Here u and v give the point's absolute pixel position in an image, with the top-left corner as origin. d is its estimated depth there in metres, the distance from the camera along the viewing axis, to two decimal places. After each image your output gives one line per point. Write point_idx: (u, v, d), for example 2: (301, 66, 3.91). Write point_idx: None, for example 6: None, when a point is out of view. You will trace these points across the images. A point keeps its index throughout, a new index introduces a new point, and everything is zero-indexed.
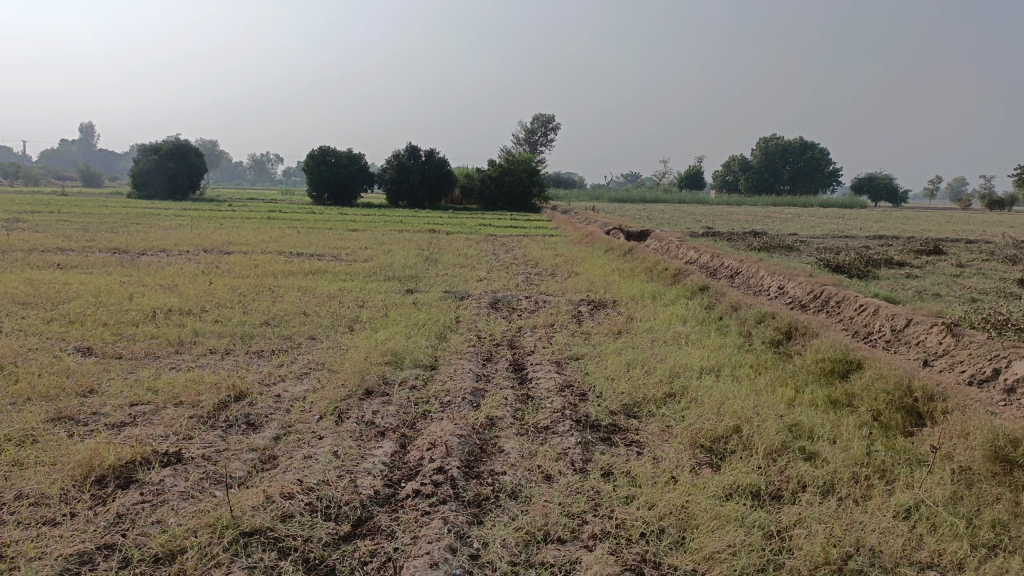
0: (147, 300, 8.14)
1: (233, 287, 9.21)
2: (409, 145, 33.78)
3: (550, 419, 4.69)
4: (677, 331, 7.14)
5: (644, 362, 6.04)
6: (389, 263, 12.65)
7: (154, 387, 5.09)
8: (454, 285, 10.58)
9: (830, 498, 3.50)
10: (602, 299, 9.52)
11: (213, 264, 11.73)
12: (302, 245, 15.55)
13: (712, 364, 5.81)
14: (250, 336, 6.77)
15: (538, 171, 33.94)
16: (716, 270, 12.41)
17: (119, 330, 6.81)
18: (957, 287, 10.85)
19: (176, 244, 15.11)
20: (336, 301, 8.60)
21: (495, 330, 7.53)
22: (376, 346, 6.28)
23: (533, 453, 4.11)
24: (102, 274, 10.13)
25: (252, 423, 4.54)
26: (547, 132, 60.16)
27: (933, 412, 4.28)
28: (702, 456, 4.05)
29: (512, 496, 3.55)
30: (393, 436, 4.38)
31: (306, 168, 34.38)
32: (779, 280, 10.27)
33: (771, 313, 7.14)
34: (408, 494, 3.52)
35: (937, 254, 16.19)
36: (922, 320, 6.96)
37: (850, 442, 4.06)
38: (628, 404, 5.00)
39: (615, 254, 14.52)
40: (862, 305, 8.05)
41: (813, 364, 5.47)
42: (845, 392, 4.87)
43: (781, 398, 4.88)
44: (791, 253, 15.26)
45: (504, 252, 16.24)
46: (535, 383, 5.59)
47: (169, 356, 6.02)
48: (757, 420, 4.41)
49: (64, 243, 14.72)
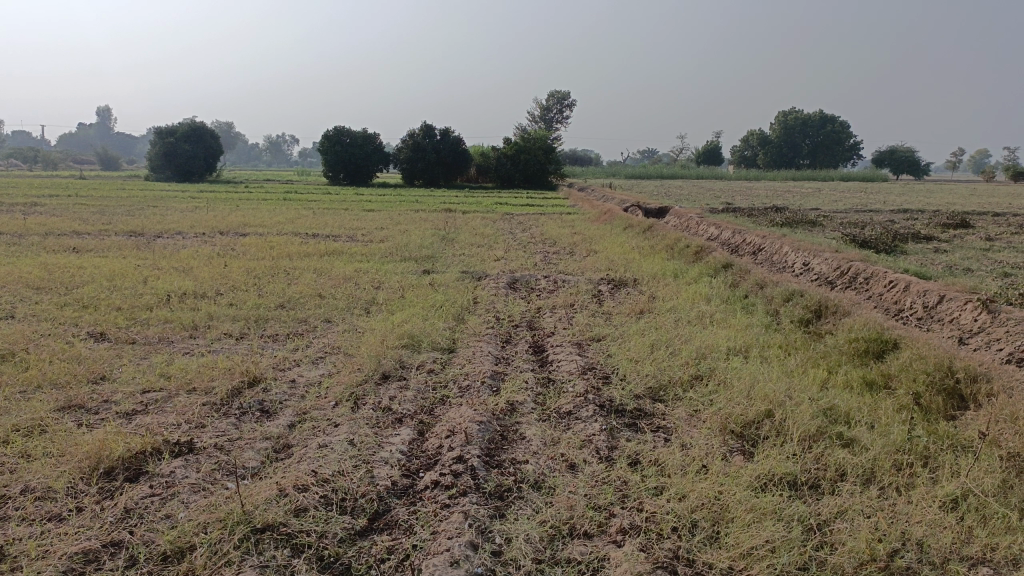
0: (161, 283, 8.04)
1: (248, 270, 9.09)
2: (424, 123, 33.52)
3: (572, 404, 4.52)
4: (702, 311, 6.93)
5: (668, 343, 5.84)
6: (406, 243, 12.50)
7: (166, 373, 4.97)
8: (471, 265, 10.42)
9: (872, 489, 3.31)
10: (622, 278, 9.32)
11: (229, 246, 11.61)
12: (318, 226, 15.44)
13: (739, 344, 5.61)
14: (265, 319, 6.64)
15: (554, 149, 33.56)
16: (738, 246, 12.15)
17: (133, 314, 6.71)
18: (988, 261, 10.54)
19: (192, 227, 15.02)
20: (352, 282, 8.47)
21: (514, 311, 7.36)
22: (392, 329, 6.13)
23: (557, 440, 3.95)
24: (117, 258, 10.05)
25: (266, 410, 4.41)
26: (564, 108, 59.53)
27: (976, 395, 4.07)
28: (733, 443, 3.87)
29: (535, 487, 3.39)
30: (410, 423, 4.23)
31: (321, 149, 34.22)
32: (804, 256, 10.01)
33: (799, 291, 6.92)
34: (427, 485, 3.37)
35: (966, 227, 15.79)
36: (956, 296, 6.71)
37: (890, 428, 3.87)
38: (653, 388, 4.82)
39: (634, 231, 14.27)
40: (892, 281, 7.79)
41: (847, 344, 5.26)
42: (881, 373, 4.67)
43: (814, 379, 4.68)
44: (815, 228, 14.95)
45: (521, 230, 16.05)
46: (557, 366, 5.42)
47: (183, 341, 5.90)
48: (789, 403, 4.22)
49: (80, 227, 14.68)
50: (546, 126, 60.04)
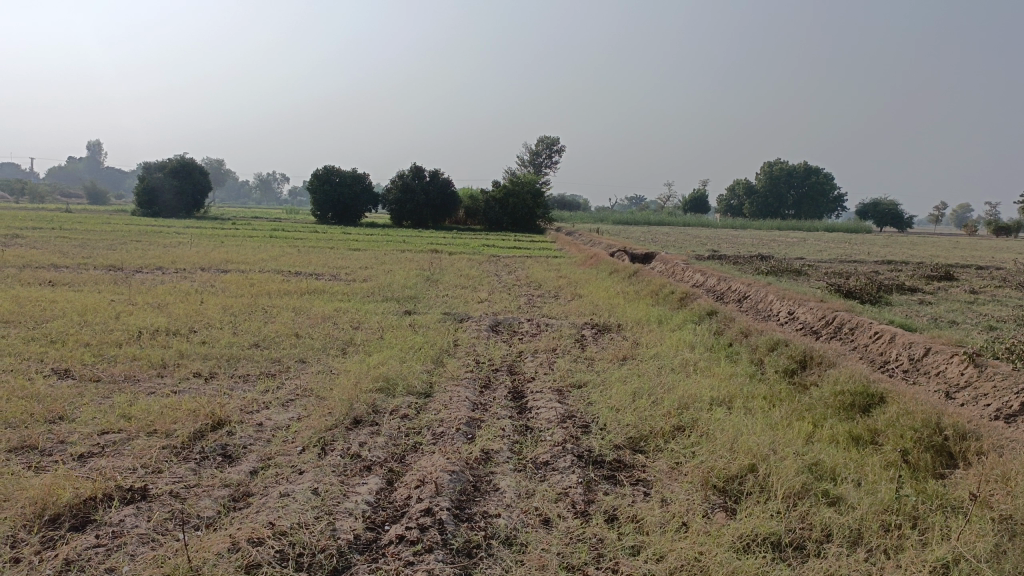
0: (134, 319, 7.84)
1: (225, 307, 8.92)
2: (413, 165, 33.65)
3: (549, 454, 4.35)
4: (685, 359, 6.80)
5: (650, 391, 5.70)
6: (388, 283, 12.37)
7: (127, 414, 4.77)
8: (454, 306, 10.28)
9: (859, 551, 3.15)
10: (606, 323, 9.20)
11: (209, 283, 11.44)
12: (301, 264, 15.29)
13: (723, 394, 5.47)
14: (237, 358, 6.46)
15: (542, 193, 33.73)
16: (723, 293, 12.10)
17: (101, 351, 6.51)
18: (972, 314, 10.52)
19: (173, 262, 14.83)
20: (331, 322, 8.30)
21: (494, 354, 7.21)
22: (367, 371, 5.96)
23: (531, 492, 3.78)
24: (92, 293, 9.84)
25: (228, 454, 4.21)
26: (553, 153, 60.08)
27: (966, 453, 3.94)
28: (715, 499, 3.72)
29: (506, 544, 3.21)
30: (379, 471, 4.05)
31: (310, 187, 34.24)
32: (789, 305, 9.94)
33: (784, 340, 6.82)
34: (391, 540, 3.19)
35: (949, 280, 15.85)
36: (941, 349, 6.63)
37: (878, 486, 3.73)
38: (633, 438, 4.66)
39: (619, 276, 14.20)
40: (878, 332, 7.72)
41: (833, 397, 5.13)
42: (868, 427, 4.54)
43: (799, 433, 4.54)
44: (800, 277, 14.96)
45: (506, 273, 15.96)
46: (536, 414, 5.25)
47: (150, 380, 5.70)
48: (774, 457, 4.08)
49: (59, 260, 14.48)
50: (535, 170, 60.47)
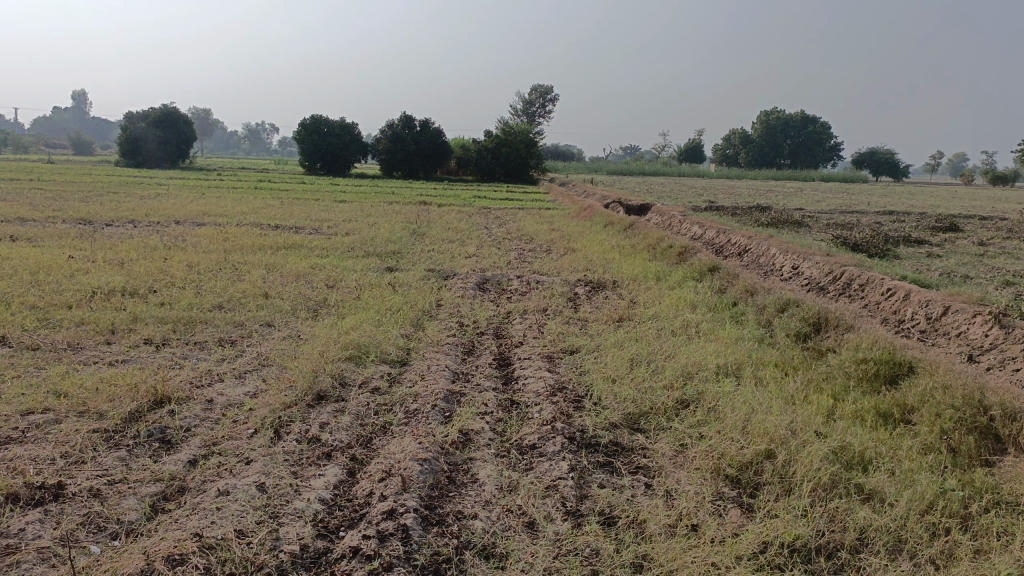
0: (90, 278, 7.23)
1: (191, 264, 8.29)
2: (404, 114, 32.68)
3: (537, 436, 3.82)
4: (687, 319, 6.27)
5: (650, 359, 5.15)
6: (371, 237, 11.77)
7: (56, 390, 4.20)
8: (440, 262, 9.70)
9: (902, 564, 2.65)
10: (601, 280, 8.63)
11: (180, 237, 10.79)
12: (282, 217, 14.60)
13: (730, 362, 4.93)
14: (195, 322, 5.88)
15: (535, 143, 32.84)
16: (722, 247, 11.54)
17: (46, 314, 5.91)
18: (985, 268, 10.00)
19: (147, 215, 14.11)
20: (305, 280, 7.71)
21: (479, 316, 6.65)
22: (336, 338, 5.38)
23: (514, 486, 3.25)
24: (52, 249, 9.20)
25: (166, 440, 3.66)
26: (546, 102, 58.70)
27: (1015, 437, 3.42)
28: (728, 491, 3.20)
29: (483, 557, 2.68)
30: (341, 459, 3.51)
31: (298, 137, 33.24)
32: (793, 260, 9.39)
33: (795, 300, 6.24)
34: (343, 554, 2.65)
35: (955, 231, 15.29)
36: (962, 308, 6.08)
37: (916, 478, 3.22)
38: (631, 415, 4.13)
39: (615, 229, 13.59)
40: (890, 289, 7.18)
41: (853, 364, 4.60)
42: (897, 402, 4.01)
43: (818, 409, 4.02)
44: (801, 229, 14.37)
45: (496, 226, 15.35)
46: (522, 386, 4.70)
47: (94, 349, 5.13)
48: (794, 439, 3.55)
49: (26, 213, 13.75)
50: (528, 120, 59.15)
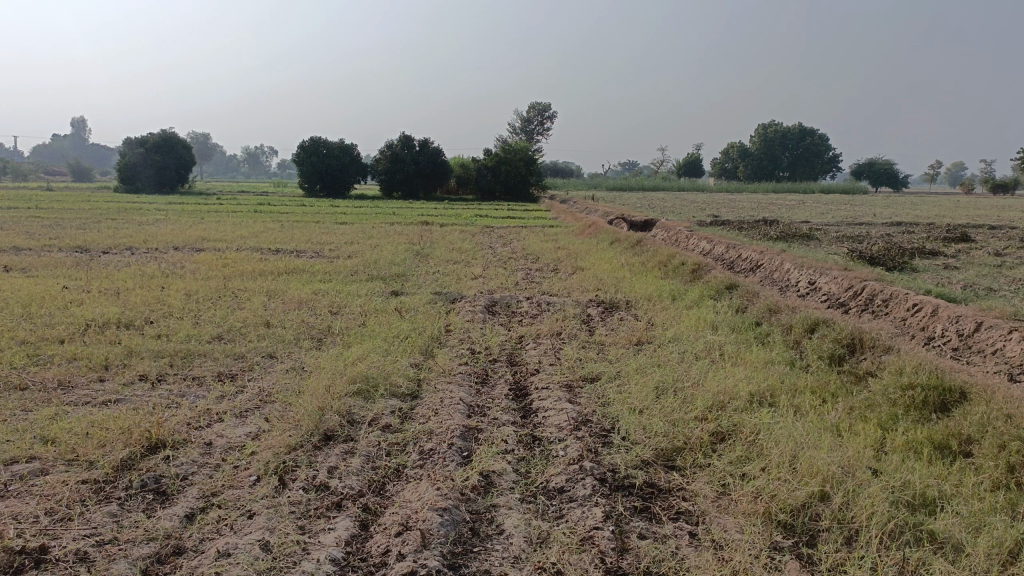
0: (84, 310, 6.93)
1: (189, 293, 8.00)
2: (403, 135, 32.54)
3: (564, 477, 3.51)
4: (710, 342, 5.96)
5: (677, 387, 4.84)
6: (374, 259, 11.49)
7: (44, 437, 3.89)
8: (446, 284, 9.43)
9: None
10: (613, 301, 8.33)
11: (179, 264, 10.50)
12: (282, 240, 14.33)
13: (763, 389, 4.62)
14: (193, 356, 5.58)
15: (535, 160, 32.66)
16: (733, 262, 11.26)
17: (37, 350, 5.61)
18: (1006, 280, 9.70)
19: (145, 242, 13.85)
20: (308, 307, 7.42)
21: (491, 342, 6.35)
22: (343, 370, 5.08)
23: (545, 538, 2.94)
24: (46, 279, 8.91)
25: (161, 492, 3.35)
26: (545, 120, 58.76)
27: None
28: (784, 541, 2.89)
29: None
30: (352, 509, 3.20)
31: (297, 159, 33.09)
32: (810, 275, 9.10)
33: (823, 319, 5.94)
34: None
35: (967, 242, 14.99)
36: (997, 324, 5.77)
37: (989, 521, 2.91)
38: (664, 451, 3.82)
39: (622, 246, 13.32)
40: (916, 304, 6.88)
41: (898, 389, 4.29)
42: (952, 432, 3.70)
43: (867, 442, 3.71)
44: (811, 242, 14.09)
45: (501, 245, 15.09)
46: (542, 420, 4.39)
47: (86, 387, 4.84)
48: (848, 480, 3.24)
49: (22, 242, 13.47)
50: (527, 138, 59.11)
